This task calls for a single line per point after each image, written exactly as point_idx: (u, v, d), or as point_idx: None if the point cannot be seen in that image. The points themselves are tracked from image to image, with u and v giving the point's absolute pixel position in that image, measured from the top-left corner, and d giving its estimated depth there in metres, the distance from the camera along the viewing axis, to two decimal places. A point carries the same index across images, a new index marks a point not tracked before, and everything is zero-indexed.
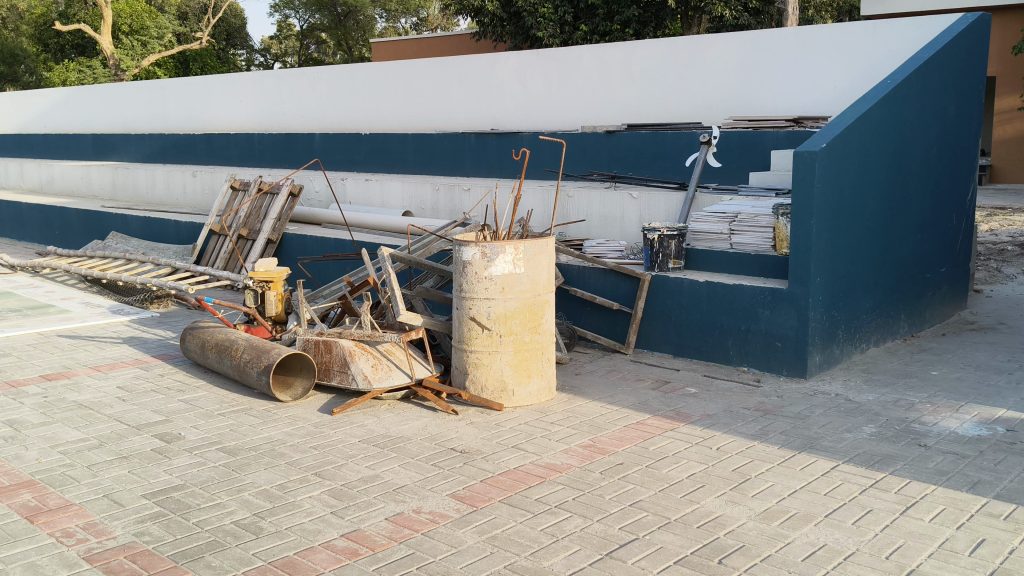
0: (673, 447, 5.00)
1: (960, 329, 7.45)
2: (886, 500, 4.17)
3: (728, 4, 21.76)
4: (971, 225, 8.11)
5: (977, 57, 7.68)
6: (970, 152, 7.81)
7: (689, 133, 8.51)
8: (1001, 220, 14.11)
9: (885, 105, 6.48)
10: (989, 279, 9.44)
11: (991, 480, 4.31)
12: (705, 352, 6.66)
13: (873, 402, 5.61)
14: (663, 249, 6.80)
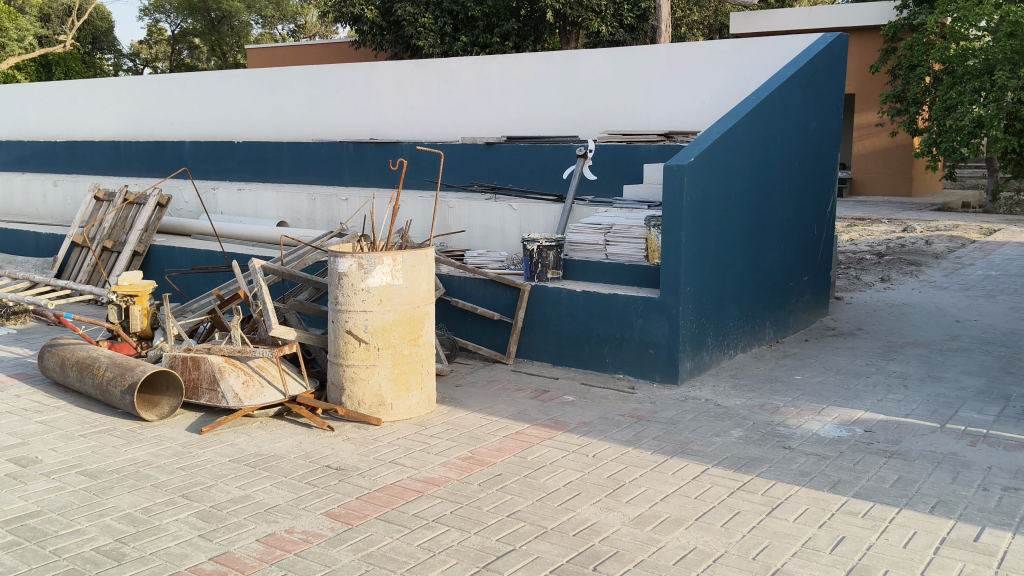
0: (550, 456, 5.03)
1: (822, 335, 7.79)
2: (753, 501, 4.30)
3: (606, 20, 22.44)
4: (830, 236, 8.51)
5: (835, 76, 8.05)
6: (829, 166, 8.18)
7: (566, 146, 8.62)
8: (859, 231, 14.90)
9: (749, 120, 6.71)
10: (849, 286, 9.92)
11: (850, 480, 4.50)
12: (583, 361, 6.73)
13: (741, 406, 5.78)
14: (542, 259, 6.85)
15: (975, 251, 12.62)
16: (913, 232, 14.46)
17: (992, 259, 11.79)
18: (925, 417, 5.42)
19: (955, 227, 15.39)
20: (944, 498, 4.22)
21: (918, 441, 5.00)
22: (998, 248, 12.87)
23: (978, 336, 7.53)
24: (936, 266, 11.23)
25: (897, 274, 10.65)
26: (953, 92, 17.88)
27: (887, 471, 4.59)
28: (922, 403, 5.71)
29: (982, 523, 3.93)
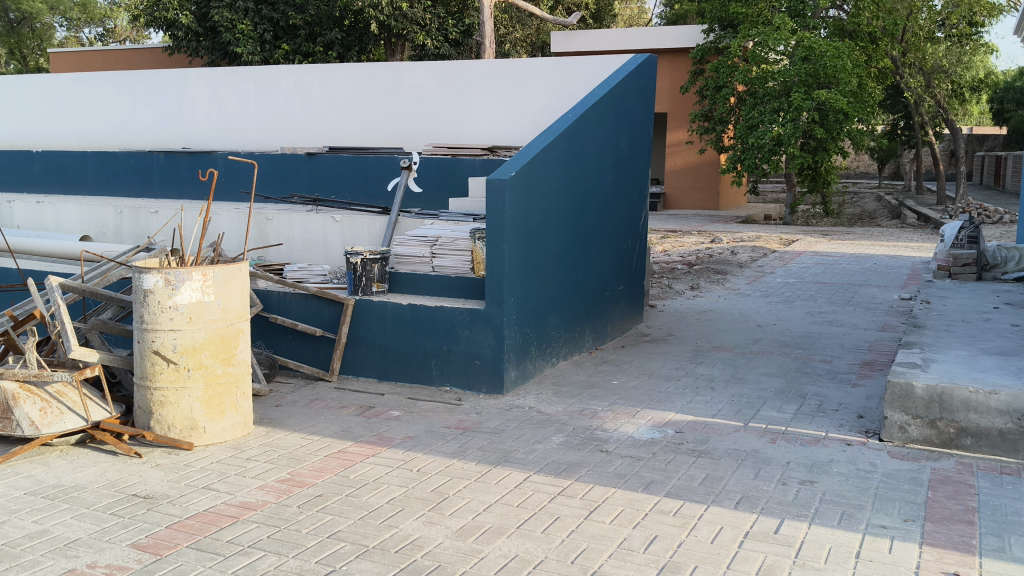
0: (373, 473, 4.95)
1: (637, 341, 8.10)
2: (572, 506, 4.39)
3: (431, 34, 22.55)
4: (643, 247, 8.88)
5: (645, 95, 8.42)
6: (641, 180, 8.54)
7: (390, 157, 8.56)
8: (672, 242, 15.65)
9: (567, 135, 6.90)
10: (662, 295, 10.38)
11: (663, 480, 4.68)
12: (408, 375, 6.69)
13: (562, 413, 5.91)
14: (366, 273, 6.76)
15: (775, 260, 13.52)
16: (721, 243, 15.32)
17: (789, 268, 12.66)
18: (730, 416, 5.72)
19: (757, 237, 16.44)
20: (748, 494, 4.46)
21: (724, 440, 5.27)
22: (795, 257, 13.83)
23: (777, 339, 8.05)
24: (740, 275, 11.94)
25: (705, 283, 11.24)
26: (755, 111, 19.10)
27: (696, 469, 4.81)
28: (727, 403, 6.04)
29: (781, 515, 4.18)
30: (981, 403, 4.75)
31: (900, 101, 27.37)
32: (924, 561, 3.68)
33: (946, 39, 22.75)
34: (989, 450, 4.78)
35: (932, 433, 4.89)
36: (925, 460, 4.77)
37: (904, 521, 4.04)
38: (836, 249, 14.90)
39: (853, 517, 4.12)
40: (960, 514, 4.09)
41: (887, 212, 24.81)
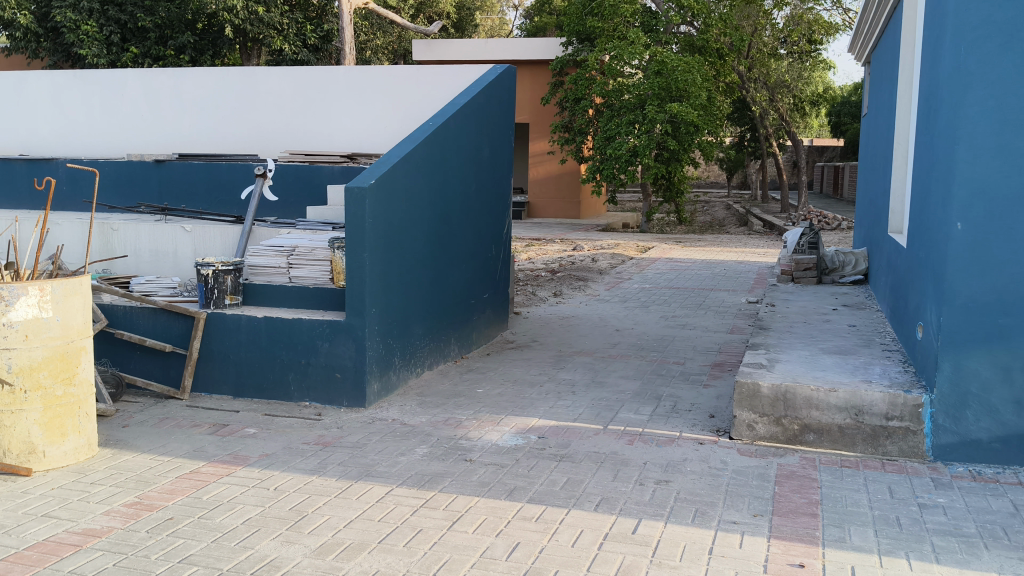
0: (228, 493, 4.77)
1: (502, 349, 8.15)
2: (434, 517, 4.36)
3: (288, 39, 22.10)
4: (507, 254, 8.94)
5: (505, 104, 8.48)
6: (503, 189, 8.59)
7: (244, 165, 8.32)
8: (536, 250, 15.86)
9: (427, 144, 6.85)
10: (526, 302, 10.49)
11: (525, 486, 4.71)
12: (265, 391, 6.49)
13: (424, 423, 5.87)
14: (219, 284, 6.51)
15: (632, 266, 13.90)
16: (582, 251, 15.63)
17: (647, 274, 13.04)
18: (591, 420, 5.82)
19: (616, 244, 16.88)
20: (607, 496, 4.54)
21: (584, 444, 5.35)
22: (652, 264, 14.26)
23: (636, 343, 8.26)
24: (600, 281, 12.21)
25: (567, 290, 11.43)
26: (612, 123, 19.60)
27: (558, 474, 4.86)
28: (588, 407, 6.15)
29: (639, 516, 4.27)
30: (822, 401, 5.00)
31: (747, 114, 28.70)
32: (772, 554, 3.83)
33: (788, 56, 24.02)
34: (830, 444, 5.03)
35: (778, 430, 5.12)
36: (772, 456, 4.98)
37: (753, 517, 4.21)
38: (690, 256, 15.47)
39: (706, 515, 4.26)
40: (805, 507, 4.29)
41: (736, 220, 25.97)
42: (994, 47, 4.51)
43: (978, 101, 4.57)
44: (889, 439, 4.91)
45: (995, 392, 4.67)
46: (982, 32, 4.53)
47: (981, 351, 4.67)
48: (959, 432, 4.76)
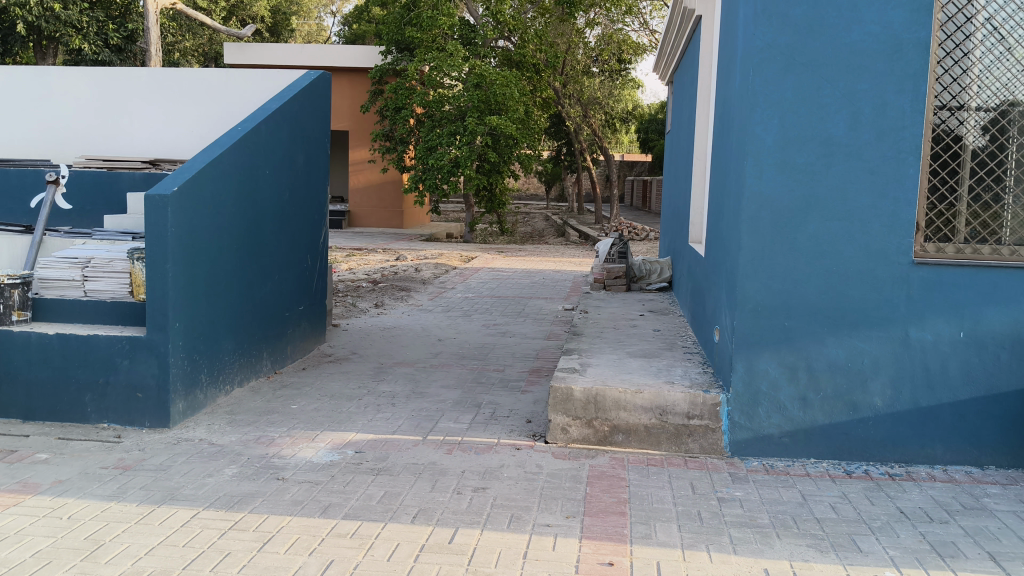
0: (15, 525, 4.40)
1: (318, 362, 7.98)
2: (244, 539, 4.19)
3: (88, 38, 20.81)
4: (324, 264, 8.77)
5: (319, 111, 8.33)
6: (319, 198, 8.43)
7: (35, 171, 7.74)
8: (357, 260, 15.67)
9: (236, 151, 6.62)
10: (345, 313, 10.33)
11: (340, 502, 4.62)
12: (59, 414, 6.05)
13: (235, 442, 5.65)
14: (4, 299, 6.02)
15: (454, 276, 13.98)
16: (404, 261, 15.59)
17: (468, 283, 13.16)
18: (409, 431, 5.79)
19: (437, 255, 16.93)
20: (424, 507, 4.52)
21: (402, 455, 5.32)
22: (473, 273, 14.42)
23: (456, 352, 8.32)
24: (422, 291, 12.21)
25: (388, 300, 11.36)
26: (433, 134, 19.68)
27: (374, 488, 4.80)
28: (407, 418, 6.12)
29: (455, 525, 4.28)
30: (629, 402, 5.19)
31: (563, 129, 29.60)
32: (583, 554, 3.93)
33: (600, 74, 24.96)
34: (638, 444, 5.23)
35: (590, 432, 5.27)
36: (584, 458, 5.13)
37: (566, 519, 4.31)
38: (510, 265, 15.75)
39: (521, 519, 4.32)
40: (614, 506, 4.44)
41: (553, 231, 26.67)
42: (777, 70, 4.85)
43: (765, 120, 4.90)
44: (691, 437, 5.17)
45: (783, 389, 5.04)
46: (767, 55, 4.85)
47: (771, 352, 5.02)
48: (753, 428, 5.10)
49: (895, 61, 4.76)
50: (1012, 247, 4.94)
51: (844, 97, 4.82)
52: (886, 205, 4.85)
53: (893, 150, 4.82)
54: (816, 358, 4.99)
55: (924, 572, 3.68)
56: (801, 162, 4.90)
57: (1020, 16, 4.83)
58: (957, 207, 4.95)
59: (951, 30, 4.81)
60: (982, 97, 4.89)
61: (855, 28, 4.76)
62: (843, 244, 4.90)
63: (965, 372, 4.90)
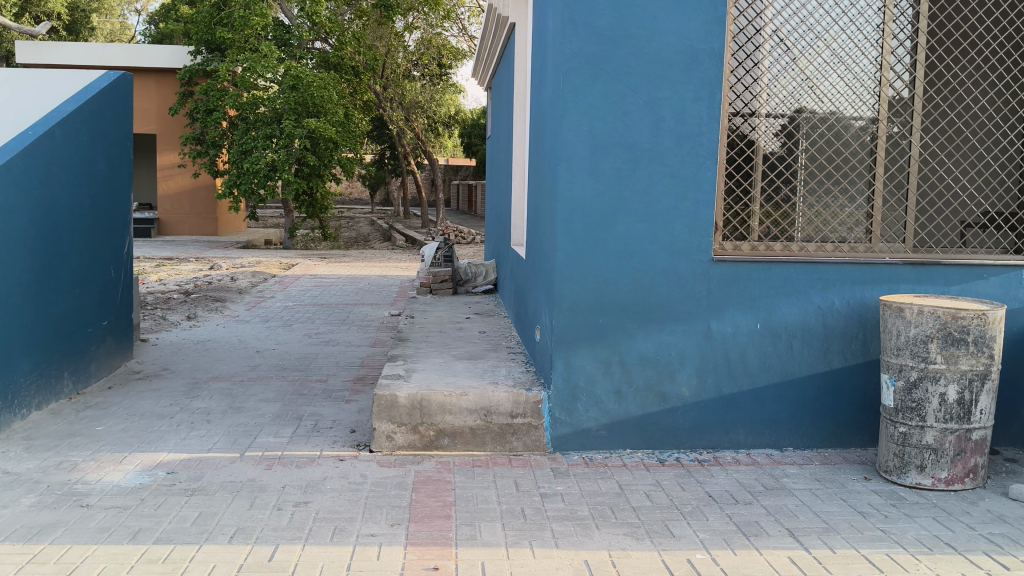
0: None
1: (126, 380, 7.55)
2: (43, 573, 3.89)
3: None
4: (130, 276, 8.31)
5: (121, 115, 7.90)
6: (122, 206, 7.98)
7: None
8: (168, 270, 14.95)
9: (26, 156, 6.15)
10: (155, 326, 9.82)
11: (151, 526, 4.38)
12: None
13: (32, 470, 5.25)
14: None
15: (274, 284, 13.60)
16: (220, 270, 15.01)
17: (289, 291, 12.84)
18: (226, 448, 5.58)
19: (256, 263, 16.42)
20: (242, 525, 4.35)
21: (219, 473, 5.12)
22: (294, 281, 14.09)
23: (276, 364, 8.09)
24: (239, 301, 11.79)
25: (203, 311, 10.91)
26: (247, 137, 19.08)
27: (189, 509, 4.58)
28: (224, 434, 5.89)
29: (275, 542, 4.14)
30: (454, 405, 5.15)
31: (386, 133, 29.43)
32: (407, 561, 3.90)
33: (421, 78, 24.99)
34: (463, 446, 5.19)
35: (416, 438, 5.16)
36: (409, 464, 5.02)
37: (391, 526, 4.25)
38: (333, 272, 15.48)
39: (344, 530, 4.24)
40: (439, 510, 4.42)
41: (378, 236, 26.48)
42: (584, 76, 4.99)
43: (574, 125, 5.02)
44: (515, 436, 5.21)
45: (599, 384, 5.20)
46: (574, 62, 4.98)
47: (587, 349, 5.17)
48: (573, 423, 5.23)
49: (692, 71, 5.03)
50: (802, 242, 5.37)
51: (647, 104, 5.04)
52: (687, 206, 5.11)
53: (692, 153, 5.09)
54: (628, 352, 5.19)
55: (731, 551, 3.90)
56: (608, 165, 5.06)
57: (803, 28, 5.21)
58: (751, 207, 5.32)
59: (742, 41, 5.17)
60: (771, 104, 5.27)
61: (655, 38, 4.99)
62: (649, 244, 5.12)
63: (761, 360, 5.26)
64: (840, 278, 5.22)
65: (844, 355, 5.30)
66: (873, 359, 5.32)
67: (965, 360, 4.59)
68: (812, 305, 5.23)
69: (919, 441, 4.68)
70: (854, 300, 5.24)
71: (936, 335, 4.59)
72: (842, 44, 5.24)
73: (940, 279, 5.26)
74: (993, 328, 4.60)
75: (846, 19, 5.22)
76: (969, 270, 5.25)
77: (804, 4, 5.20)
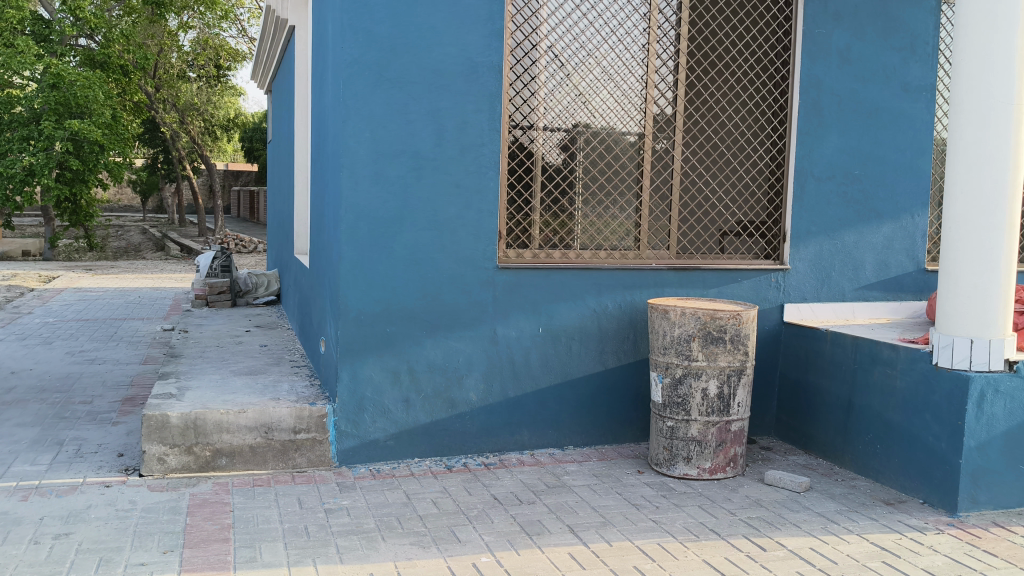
0: None
1: None
2: None
3: None
4: None
5: None
6: None
7: None
8: None
9: None
10: None
11: None
12: None
13: None
14: None
15: (31, 299, 12.53)
16: None
17: (49, 306, 11.86)
18: None
19: (11, 276, 15.03)
20: None
21: None
22: (55, 295, 13.04)
23: (33, 385, 7.42)
24: None
25: None
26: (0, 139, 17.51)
27: None
28: None
29: None
30: (232, 423, 4.89)
31: (159, 136, 27.94)
32: None
33: (197, 79, 23.94)
34: (242, 466, 4.93)
35: (190, 459, 4.85)
36: (184, 487, 4.70)
37: (163, 554, 3.95)
38: (100, 284, 14.48)
39: (111, 561, 3.87)
40: (217, 533, 4.17)
41: (151, 246, 24.99)
42: (365, 84, 4.93)
43: (356, 132, 4.94)
44: (298, 452, 5.02)
45: (386, 393, 5.16)
46: (355, 69, 4.90)
47: (373, 359, 5.11)
48: (360, 434, 5.13)
49: (472, 82, 5.11)
50: (579, 249, 5.61)
51: (429, 113, 5.06)
52: (471, 214, 5.19)
53: (475, 163, 5.17)
54: (415, 361, 5.18)
55: (514, 552, 3.98)
56: (393, 173, 5.03)
57: (575, 45, 5.43)
58: (532, 217, 5.48)
59: (519, 55, 5.32)
60: (548, 118, 5.45)
61: (436, 48, 5.03)
62: (434, 251, 5.14)
63: (543, 362, 5.43)
64: (612, 283, 5.52)
65: (617, 354, 5.60)
66: (642, 358, 5.67)
67: (724, 357, 4.94)
68: (587, 308, 5.48)
69: (685, 433, 5.00)
70: (625, 303, 5.57)
71: (697, 334, 4.91)
72: (611, 62, 5.52)
73: (700, 282, 5.70)
74: (747, 327, 4.99)
75: (615, 39, 5.51)
76: (724, 274, 5.72)
77: (576, 22, 5.42)
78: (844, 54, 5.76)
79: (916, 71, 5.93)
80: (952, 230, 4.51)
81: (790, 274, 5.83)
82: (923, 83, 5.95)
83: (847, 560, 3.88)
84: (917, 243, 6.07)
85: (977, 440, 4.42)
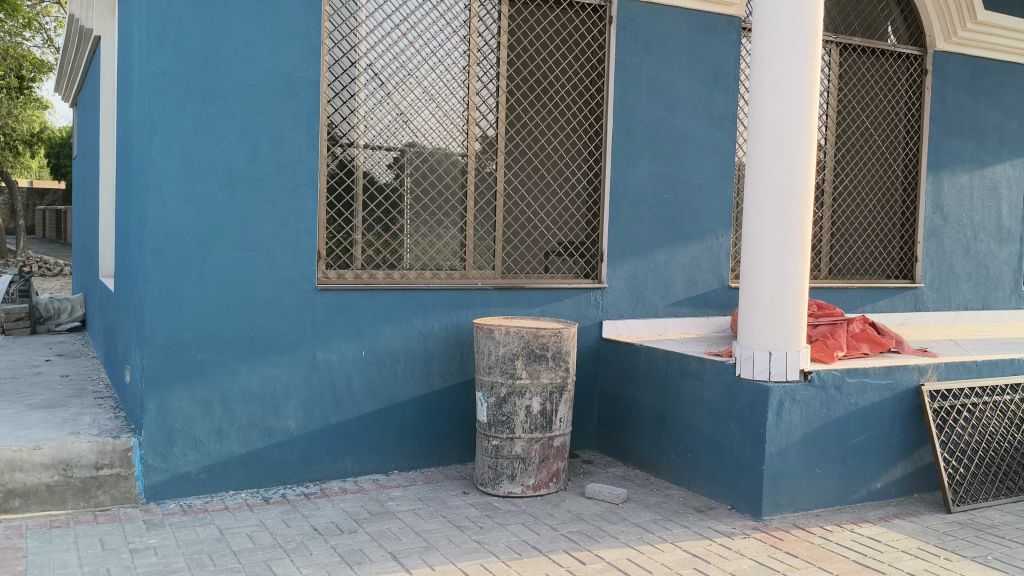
0: None
1: None
2: None
3: None
4: None
5: None
6: None
7: None
8: None
9: None
10: None
11: None
12: None
13: None
14: None
15: None
16: None
17: None
18: None
19: None
20: None
21: None
22: None
23: None
24: None
25: None
26: None
27: None
28: None
29: None
30: (26, 461, 4.49)
31: None
32: None
33: None
34: (38, 507, 4.54)
35: None
36: None
37: None
38: None
39: None
40: None
41: None
42: (173, 98, 4.72)
43: (163, 149, 4.72)
44: (101, 489, 4.68)
45: (198, 425, 4.93)
46: (162, 83, 4.69)
47: (182, 388, 4.87)
48: (169, 468, 4.87)
49: (288, 99, 5.00)
50: (403, 270, 5.58)
51: (243, 130, 4.90)
52: (288, 235, 5.06)
53: (292, 182, 5.05)
54: (229, 390, 4.98)
55: None
56: (203, 192, 4.83)
57: (395, 65, 5.42)
58: (353, 236, 5.40)
59: (337, 73, 5.25)
60: (368, 136, 5.40)
61: (250, 63, 4.89)
62: (248, 274, 4.98)
63: (366, 386, 5.35)
64: (437, 304, 5.52)
65: (444, 375, 5.60)
66: (467, 379, 5.68)
67: (546, 374, 5.03)
68: (412, 330, 5.46)
69: (510, 452, 5.04)
70: (451, 324, 5.58)
71: (521, 353, 4.98)
72: (432, 82, 5.55)
73: (524, 301, 5.78)
74: (567, 344, 5.10)
75: (434, 60, 5.54)
76: (546, 293, 5.83)
77: (395, 42, 5.41)
78: (654, 82, 6.05)
79: (719, 100, 6.30)
80: (752, 249, 4.78)
81: (608, 293, 6.02)
82: (725, 112, 6.32)
83: (661, 569, 4.00)
84: (722, 262, 6.41)
85: (777, 446, 4.68)
